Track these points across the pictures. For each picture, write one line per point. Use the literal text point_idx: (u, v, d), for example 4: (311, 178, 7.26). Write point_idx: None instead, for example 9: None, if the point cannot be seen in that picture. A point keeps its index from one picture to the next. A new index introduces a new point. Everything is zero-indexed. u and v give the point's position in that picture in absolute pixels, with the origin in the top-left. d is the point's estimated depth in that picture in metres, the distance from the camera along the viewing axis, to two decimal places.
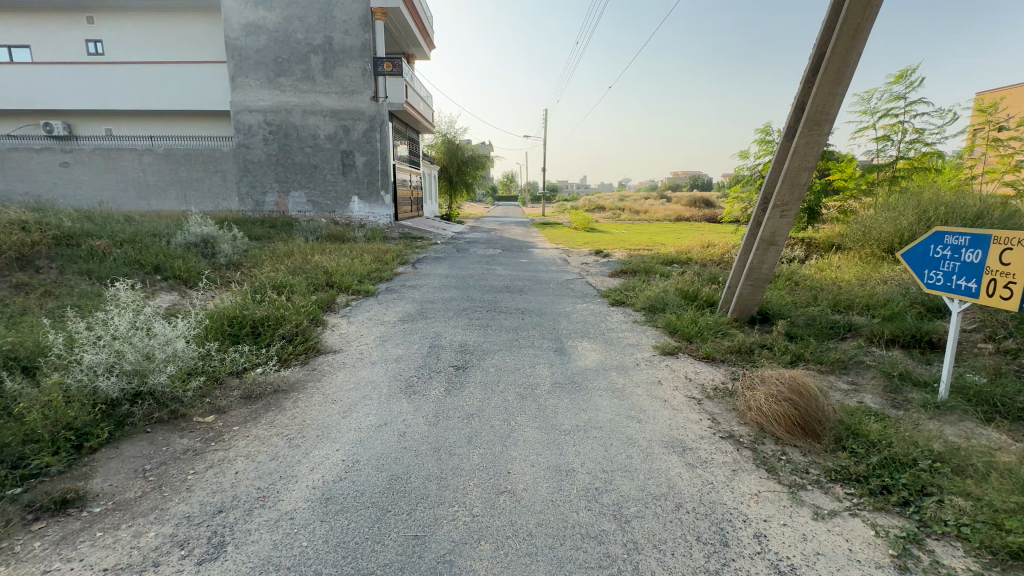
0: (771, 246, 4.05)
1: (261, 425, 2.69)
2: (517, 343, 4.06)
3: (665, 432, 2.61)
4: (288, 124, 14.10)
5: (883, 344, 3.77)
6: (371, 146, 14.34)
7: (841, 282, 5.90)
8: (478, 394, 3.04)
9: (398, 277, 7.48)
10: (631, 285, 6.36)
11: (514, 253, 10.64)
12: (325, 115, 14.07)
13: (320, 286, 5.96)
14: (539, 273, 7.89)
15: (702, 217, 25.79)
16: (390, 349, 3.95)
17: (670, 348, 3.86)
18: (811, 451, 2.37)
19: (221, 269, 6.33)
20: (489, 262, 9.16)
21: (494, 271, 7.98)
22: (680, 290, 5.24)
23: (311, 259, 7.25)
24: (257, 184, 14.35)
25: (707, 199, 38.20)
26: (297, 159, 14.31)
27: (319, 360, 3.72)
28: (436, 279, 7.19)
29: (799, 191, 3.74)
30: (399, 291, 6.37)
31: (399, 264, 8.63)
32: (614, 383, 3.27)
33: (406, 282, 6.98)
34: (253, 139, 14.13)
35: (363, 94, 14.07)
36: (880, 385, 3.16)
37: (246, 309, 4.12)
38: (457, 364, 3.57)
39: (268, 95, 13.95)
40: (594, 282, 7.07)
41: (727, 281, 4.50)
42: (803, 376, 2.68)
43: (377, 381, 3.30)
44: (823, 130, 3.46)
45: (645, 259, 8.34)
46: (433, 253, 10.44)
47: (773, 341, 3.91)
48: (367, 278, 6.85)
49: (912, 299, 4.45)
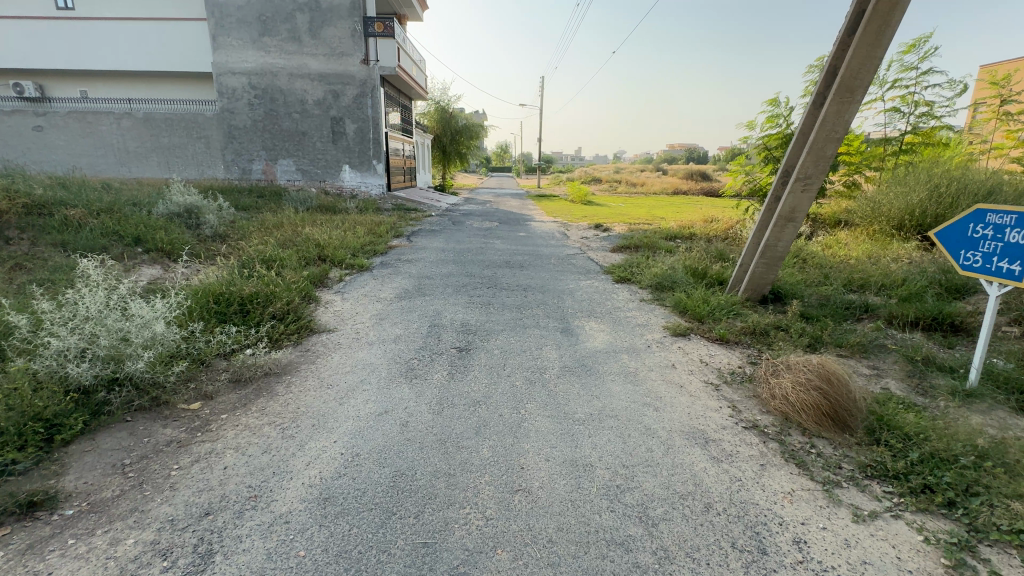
0: (789, 222, 3.85)
1: (252, 413, 2.50)
2: (521, 323, 3.87)
3: (685, 422, 2.45)
4: (274, 88, 13.45)
5: (903, 326, 3.62)
6: (362, 112, 13.76)
7: (851, 260, 5.74)
8: (484, 378, 2.87)
9: (393, 250, 7.21)
10: (635, 261, 6.16)
11: (511, 226, 10.36)
12: (314, 79, 13.42)
13: (312, 259, 5.70)
14: (538, 247, 7.65)
15: (699, 191, 25.44)
16: (388, 328, 3.74)
17: (681, 329, 3.69)
18: (842, 444, 2.23)
19: (207, 241, 6.03)
20: (486, 235, 8.90)
21: (492, 245, 7.73)
22: (687, 267, 5.05)
23: (301, 231, 6.95)
24: (243, 152, 13.79)
25: (704, 171, 37.65)
26: (285, 126, 13.71)
27: (312, 341, 3.51)
28: (432, 254, 6.95)
29: (824, 163, 3.51)
30: (394, 265, 6.13)
31: (394, 237, 8.35)
32: (626, 366, 3.10)
33: (402, 256, 6.73)
34: (238, 104, 13.49)
35: (353, 57, 13.41)
36: (904, 370, 3.03)
37: (232, 286, 3.87)
38: (459, 345, 3.38)
39: (252, 56, 13.24)
40: (596, 258, 6.85)
41: (740, 258, 4.33)
42: (831, 363, 2.52)
43: (375, 364, 3.10)
44: (855, 97, 3.21)
45: (647, 234, 8.12)
46: (428, 226, 10.13)
47: (788, 322, 3.75)
48: (360, 252, 6.59)
49: (929, 279, 4.30)
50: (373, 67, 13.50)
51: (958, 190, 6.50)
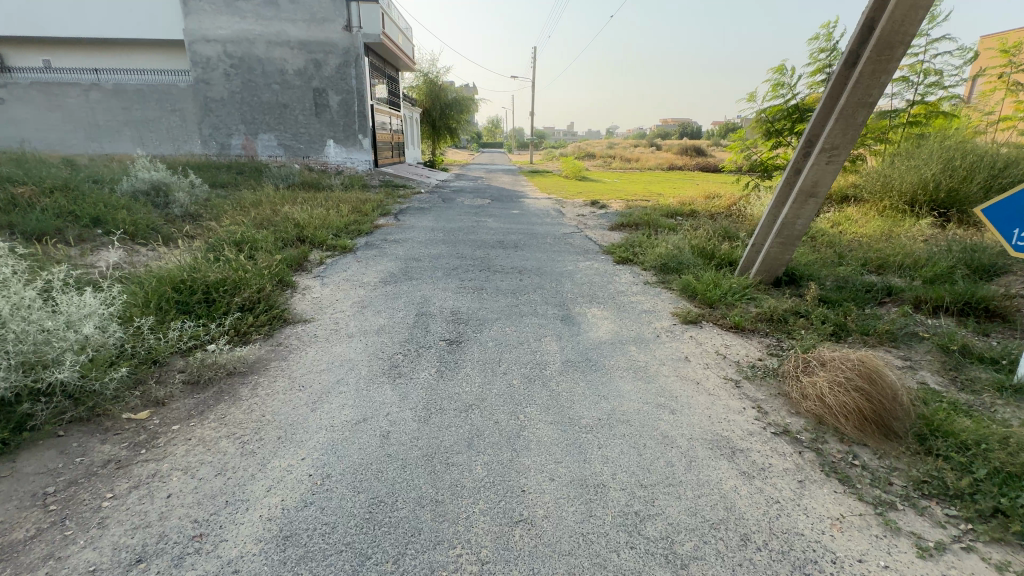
0: (811, 197, 3.52)
1: (209, 422, 2.17)
2: (517, 310, 3.53)
3: (706, 427, 2.15)
4: (251, 57, 12.67)
5: (932, 311, 3.33)
6: (346, 84, 13.06)
7: (864, 239, 5.44)
8: (477, 377, 2.54)
9: (379, 230, 6.80)
10: (636, 240, 5.80)
11: (503, 203, 9.93)
12: (293, 47, 12.65)
13: (290, 241, 5.29)
14: (532, 226, 7.27)
15: (695, 166, 24.96)
16: (371, 318, 3.39)
17: (692, 316, 3.37)
18: (888, 454, 1.94)
19: (176, 221, 5.58)
20: (478, 213, 8.48)
21: (484, 223, 7.33)
22: (693, 247, 4.72)
23: (280, 210, 6.50)
24: (221, 126, 13.10)
25: (700, 146, 36.96)
26: (264, 98, 12.99)
27: (285, 333, 3.15)
28: (420, 233, 6.55)
29: (853, 132, 3.16)
30: (380, 245, 5.74)
31: (380, 215, 7.91)
32: (635, 360, 2.79)
33: (388, 235, 6.32)
34: (213, 74, 12.72)
35: (335, 24, 12.63)
36: (939, 362, 2.74)
37: (195, 272, 3.48)
38: (449, 337, 3.04)
39: (226, 22, 12.41)
40: (594, 236, 6.50)
41: (754, 236, 4.03)
42: (870, 359, 2.22)
43: (355, 360, 2.76)
44: (893, 56, 2.84)
45: (646, 211, 7.76)
46: (417, 203, 9.67)
47: (807, 308, 3.45)
48: (344, 232, 6.17)
49: (955, 259, 4.00)
50: (356, 35, 12.76)
51: (973, 162, 6.19)
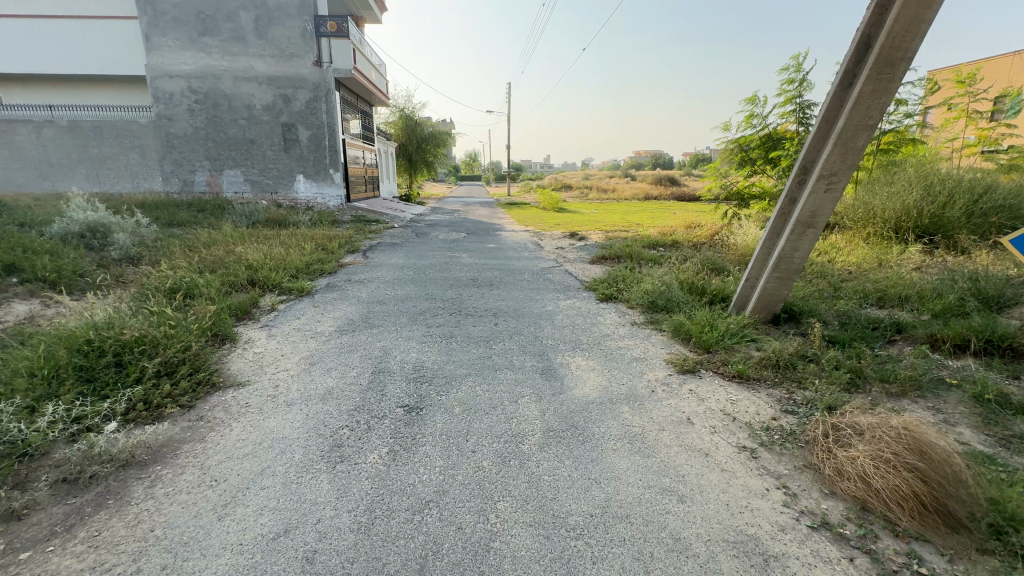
0: (809, 229, 3.22)
1: (72, 544, 1.62)
2: (489, 363, 3.07)
3: (726, 522, 1.70)
4: (216, 92, 12.32)
5: (951, 351, 2.99)
6: (316, 118, 12.77)
7: (854, 269, 5.20)
8: (438, 460, 2.05)
9: (344, 269, 6.33)
10: (618, 274, 5.46)
11: (479, 237, 9.59)
12: (261, 82, 12.37)
13: (239, 285, 4.78)
14: (509, 260, 6.91)
15: (670, 196, 25.28)
16: (319, 378, 2.88)
17: (689, 364, 2.97)
18: (960, 553, 1.50)
19: (112, 264, 5.03)
20: (452, 248, 8.10)
21: (458, 259, 6.94)
22: (681, 283, 4.38)
23: (235, 250, 6.00)
24: (184, 162, 12.58)
25: (673, 177, 37.76)
26: (230, 133, 12.57)
27: (210, 403, 2.62)
28: (388, 272, 6.09)
29: (853, 157, 2.88)
30: (342, 287, 5.26)
31: (347, 253, 7.45)
32: (629, 426, 2.34)
33: (353, 275, 5.85)
34: (176, 109, 12.29)
35: (305, 59, 12.44)
36: (975, 415, 2.37)
37: (108, 328, 2.94)
38: (408, 403, 2.55)
39: (191, 58, 12.09)
40: (574, 270, 6.16)
41: (748, 270, 3.70)
42: (915, 425, 1.83)
43: (290, 438, 2.25)
44: (895, 74, 2.58)
45: (627, 243, 7.50)
46: (389, 239, 9.25)
47: (815, 351, 3.08)
48: (304, 272, 5.68)
49: (961, 290, 3.71)
50: (327, 70, 12.58)
51: (952, 188, 6.11)
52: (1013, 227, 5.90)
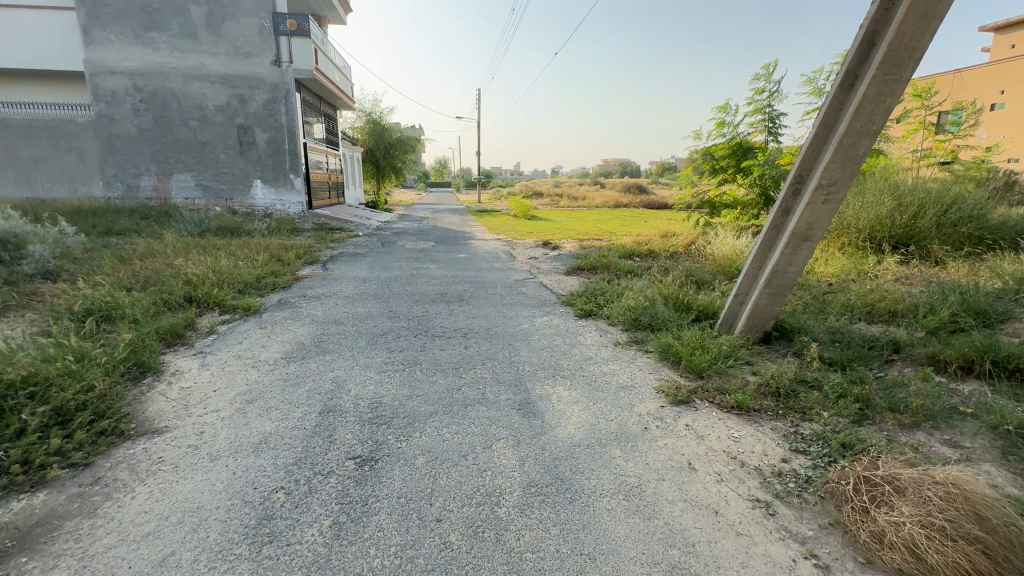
0: (805, 242, 2.98)
1: None
2: (458, 396, 2.67)
3: None
4: (164, 91, 11.49)
5: (957, 374, 2.78)
6: (275, 120, 12.09)
7: (834, 280, 5.07)
8: (393, 537, 1.63)
9: (300, 282, 5.82)
10: (596, 287, 5.17)
11: (449, 246, 9.18)
12: (214, 81, 11.62)
13: (175, 304, 4.23)
14: (480, 271, 6.54)
15: (639, 203, 25.45)
16: (254, 422, 2.43)
17: (682, 395, 2.66)
18: None
19: (23, 281, 4.39)
20: (420, 258, 7.67)
21: (425, 270, 6.52)
22: (665, 298, 4.11)
23: (174, 262, 5.41)
24: (129, 166, 11.67)
25: (642, 185, 38.20)
26: (180, 135, 11.74)
27: (114, 459, 2.12)
28: (348, 285, 5.62)
29: (854, 164, 2.66)
30: (296, 303, 4.76)
31: (305, 264, 6.92)
32: (623, 476, 2.00)
33: (309, 290, 5.35)
34: (119, 108, 11.39)
35: (262, 58, 11.79)
36: (1000, 450, 2.13)
37: None
38: (358, 454, 2.12)
39: (135, 54, 11.25)
40: (549, 283, 5.85)
41: (738, 286, 3.45)
42: (965, 481, 1.54)
43: (205, 509, 1.79)
44: (902, 75, 2.37)
45: (602, 253, 7.25)
46: (352, 248, 8.73)
47: (815, 376, 2.82)
48: (253, 287, 5.16)
49: (953, 305, 3.55)
50: (286, 70, 11.96)
51: (922, 198, 6.13)
52: (982, 238, 5.93)
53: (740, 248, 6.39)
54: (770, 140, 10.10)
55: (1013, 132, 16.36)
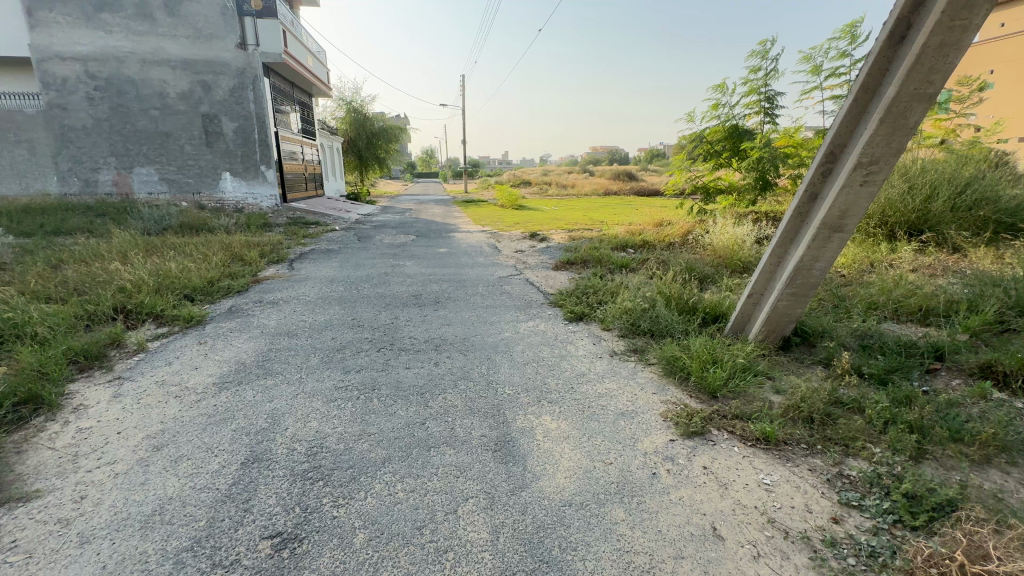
0: (835, 234, 2.50)
1: None
2: (421, 433, 2.16)
3: None
4: (120, 77, 10.68)
5: (1020, 389, 2.32)
6: (242, 108, 11.35)
7: (847, 272, 4.63)
8: None
9: (260, 284, 5.26)
10: (588, 284, 4.68)
11: (429, 239, 8.60)
12: (174, 66, 10.83)
13: (103, 317, 3.67)
14: (461, 267, 5.99)
15: (629, 191, 24.90)
16: (155, 480, 1.89)
17: (696, 426, 2.17)
18: None
19: None
20: (397, 253, 7.13)
21: (401, 267, 5.99)
22: (666, 298, 3.62)
23: (113, 265, 4.81)
24: (85, 159, 10.86)
25: (631, 172, 37.60)
26: (140, 125, 10.94)
27: None
28: (313, 287, 5.06)
29: (900, 139, 2.16)
30: (248, 311, 4.19)
31: (270, 263, 6.34)
32: (630, 554, 1.50)
33: (269, 293, 4.80)
34: (71, 97, 10.57)
35: (226, 41, 11.00)
36: None
37: None
38: (278, 529, 1.60)
39: (86, 37, 10.41)
40: (536, 279, 5.35)
41: (752, 284, 2.97)
42: None
43: None
44: (972, 21, 1.84)
45: (593, 245, 6.73)
46: (325, 244, 8.14)
47: (851, 394, 2.35)
48: (203, 292, 4.59)
49: (997, 301, 3.09)
50: (252, 54, 11.20)
51: (934, 179, 5.68)
52: (999, 221, 5.50)
53: (741, 238, 5.93)
54: (767, 121, 9.62)
55: (1013, 109, 15.89)
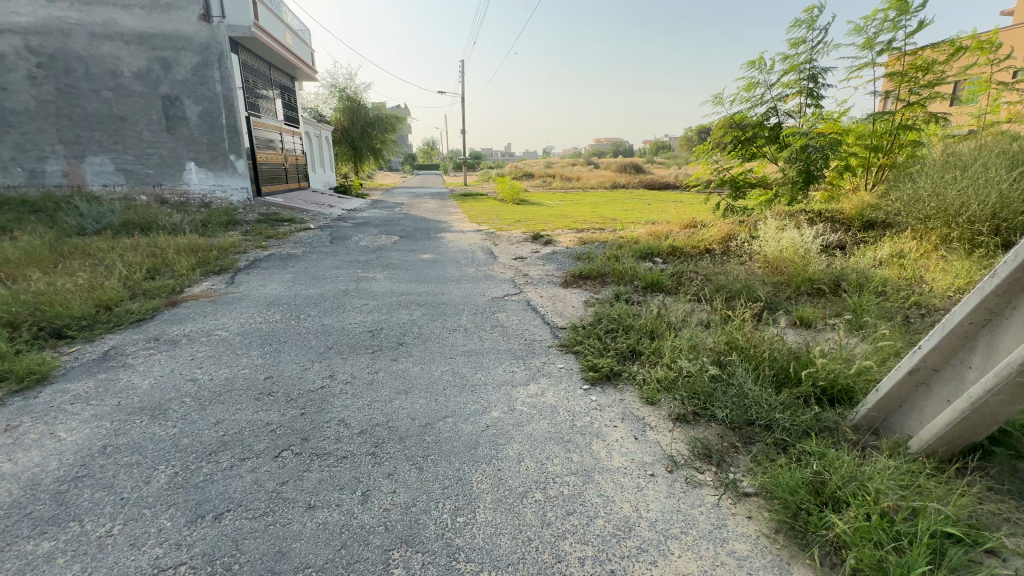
0: None
1: None
2: None
3: None
4: (66, 52, 9.34)
5: None
6: (208, 89, 10.07)
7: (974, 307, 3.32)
8: None
9: (177, 308, 3.98)
10: (612, 313, 3.41)
11: (413, 242, 7.29)
12: (128, 40, 9.52)
13: None
14: (444, 282, 4.70)
15: (637, 184, 23.43)
16: None
17: None
18: None
19: None
20: (371, 260, 5.85)
21: (369, 282, 4.72)
22: (747, 358, 2.32)
23: None
24: (29, 147, 9.53)
25: (639, 164, 35.99)
26: (91, 108, 9.62)
27: None
28: (241, 314, 3.77)
29: None
30: (125, 360, 2.90)
31: (207, 277, 5.06)
32: None
33: (178, 324, 3.53)
34: (9, 75, 9.20)
35: (187, 11, 9.70)
36: None
37: None
38: None
39: (26, 6, 9.05)
40: (539, 302, 4.08)
41: (934, 344, 1.67)
42: None
43: None
44: None
45: (611, 253, 5.42)
46: (289, 247, 6.86)
47: None
48: (74, 329, 3.32)
49: None
50: (218, 27, 9.91)
51: None
52: None
53: (803, 245, 4.64)
54: (810, 103, 8.27)
55: None
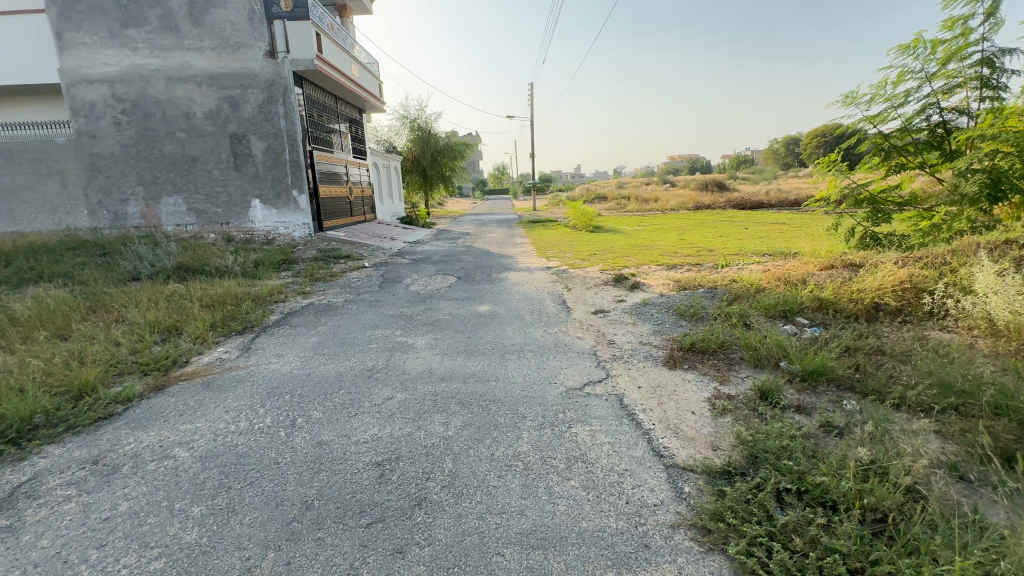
0: None
1: None
2: None
3: None
4: (147, 98, 9.58)
5: None
6: (272, 125, 9.93)
7: None
8: None
9: (161, 395, 3.10)
10: (776, 450, 1.98)
11: (472, 285, 6.21)
12: (201, 82, 9.62)
13: None
14: (502, 357, 3.48)
15: (724, 204, 21.07)
16: None
17: None
18: None
19: None
20: (417, 314, 4.81)
21: (404, 354, 3.62)
22: None
23: None
24: (114, 190, 9.83)
25: (721, 181, 33.03)
26: (167, 150, 9.76)
27: None
28: (226, 414, 2.76)
29: None
30: (22, 514, 1.94)
31: (224, 340, 4.26)
32: None
33: (137, 432, 2.59)
34: (97, 123, 9.56)
35: (255, 49, 9.66)
36: None
37: None
38: None
39: (113, 57, 9.41)
40: (637, 400, 2.72)
41: None
42: None
43: None
44: None
45: (729, 309, 3.94)
46: (334, 294, 6.07)
47: None
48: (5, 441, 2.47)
49: None
50: (282, 62, 9.80)
51: None
52: None
53: None
54: (984, 96, 6.23)
55: None
